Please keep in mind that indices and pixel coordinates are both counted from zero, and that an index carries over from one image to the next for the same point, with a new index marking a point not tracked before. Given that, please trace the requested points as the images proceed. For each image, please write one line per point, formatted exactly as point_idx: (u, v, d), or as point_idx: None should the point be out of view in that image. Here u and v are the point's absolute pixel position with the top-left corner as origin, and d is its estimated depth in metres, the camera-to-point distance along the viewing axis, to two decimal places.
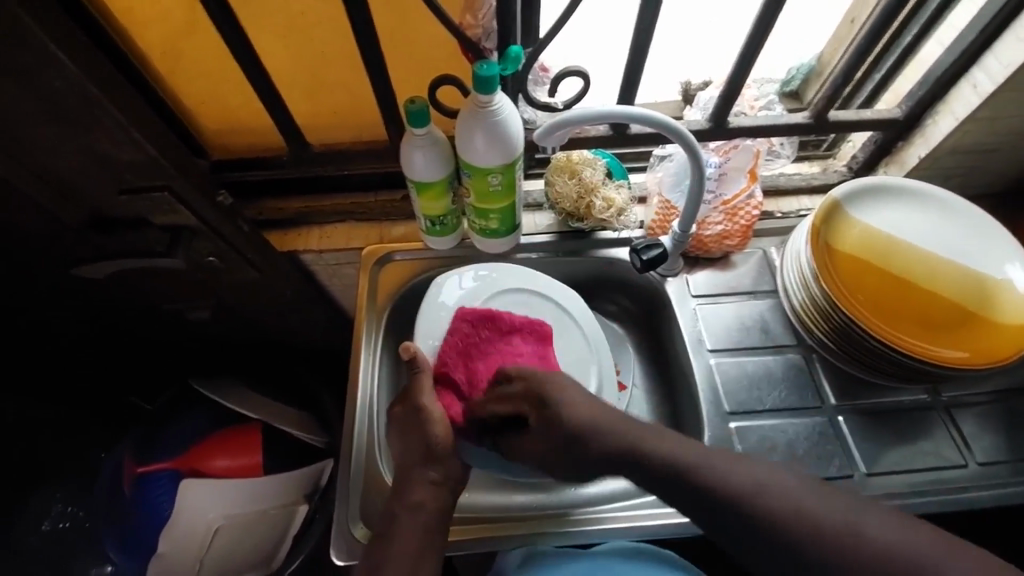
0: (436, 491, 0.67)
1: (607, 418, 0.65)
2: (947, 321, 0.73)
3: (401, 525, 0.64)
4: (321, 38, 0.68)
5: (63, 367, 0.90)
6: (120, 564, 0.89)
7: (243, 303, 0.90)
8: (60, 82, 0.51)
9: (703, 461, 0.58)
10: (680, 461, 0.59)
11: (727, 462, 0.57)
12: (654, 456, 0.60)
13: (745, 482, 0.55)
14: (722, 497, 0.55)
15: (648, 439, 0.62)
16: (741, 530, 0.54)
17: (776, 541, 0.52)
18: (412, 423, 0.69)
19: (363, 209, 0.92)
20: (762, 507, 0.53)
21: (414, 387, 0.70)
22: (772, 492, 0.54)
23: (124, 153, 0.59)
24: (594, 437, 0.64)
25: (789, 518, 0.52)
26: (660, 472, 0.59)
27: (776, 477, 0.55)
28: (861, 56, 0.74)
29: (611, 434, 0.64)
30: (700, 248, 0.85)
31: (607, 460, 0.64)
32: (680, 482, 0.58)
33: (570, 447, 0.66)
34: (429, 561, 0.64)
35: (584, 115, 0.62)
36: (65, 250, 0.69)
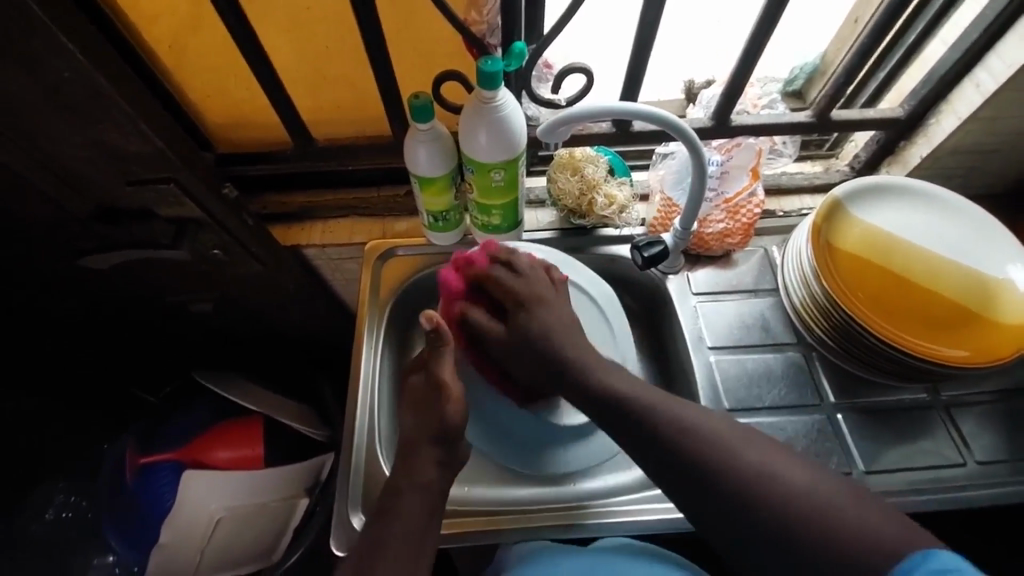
0: (442, 472, 0.67)
1: (568, 336, 0.68)
2: (948, 319, 0.73)
3: (404, 505, 0.64)
4: (326, 33, 0.69)
5: (69, 357, 0.91)
6: (122, 553, 0.90)
7: (246, 297, 0.90)
8: (70, 73, 0.51)
9: (642, 395, 0.61)
10: (620, 391, 0.62)
11: (660, 397, 0.61)
12: (596, 379, 0.64)
13: (675, 417, 0.59)
14: (653, 428, 0.58)
15: (591, 364, 0.66)
16: (663, 459, 0.57)
17: (692, 469, 0.55)
18: (427, 400, 0.69)
19: (366, 204, 0.92)
20: (687, 442, 0.56)
21: (435, 364, 0.69)
22: (698, 428, 0.57)
23: (132, 144, 0.59)
24: (558, 346, 0.67)
25: (706, 450, 0.55)
26: (600, 395, 0.63)
27: (703, 416, 0.59)
28: (864, 54, 0.75)
29: (566, 348, 0.67)
30: (701, 246, 0.86)
31: (560, 367, 0.66)
32: (629, 417, 0.60)
33: (536, 355, 0.68)
34: (429, 543, 0.64)
35: (586, 111, 0.62)
36: (71, 240, 0.70)
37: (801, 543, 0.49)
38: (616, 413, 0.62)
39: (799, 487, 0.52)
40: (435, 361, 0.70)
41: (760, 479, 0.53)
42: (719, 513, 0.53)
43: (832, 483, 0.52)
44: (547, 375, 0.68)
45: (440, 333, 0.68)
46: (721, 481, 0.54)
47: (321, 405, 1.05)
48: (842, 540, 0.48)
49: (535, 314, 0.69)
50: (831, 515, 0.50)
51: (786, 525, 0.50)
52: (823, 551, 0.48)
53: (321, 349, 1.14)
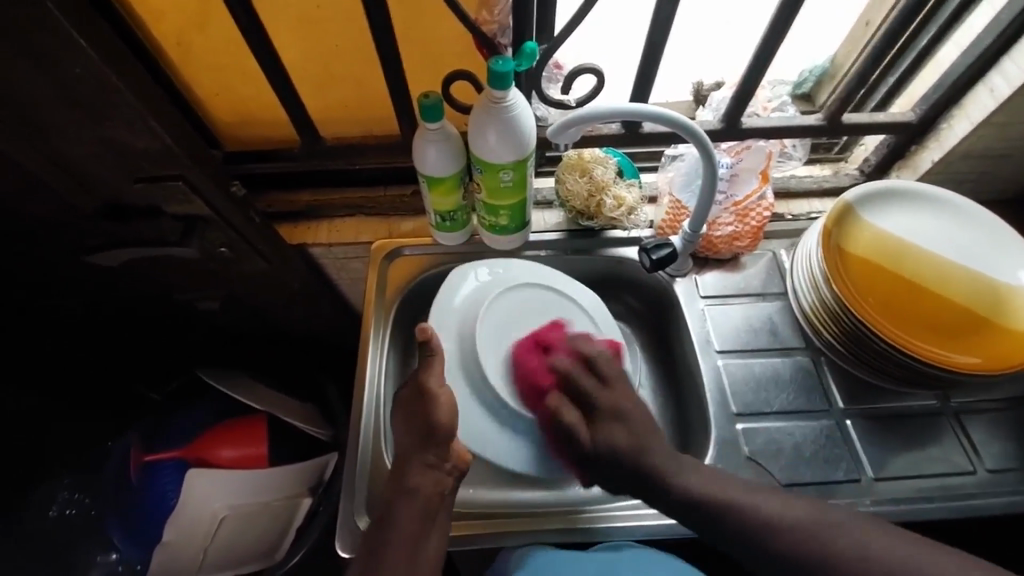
0: (434, 476, 0.66)
1: (651, 439, 0.70)
2: (958, 326, 0.73)
3: (398, 511, 0.65)
4: (335, 31, 0.69)
5: (73, 355, 0.91)
6: (125, 551, 0.90)
7: (251, 295, 0.90)
8: (80, 69, 0.51)
9: (726, 491, 0.64)
10: (700, 491, 0.65)
11: (747, 490, 0.64)
12: (678, 485, 0.66)
13: (762, 511, 0.62)
14: (743, 525, 0.62)
15: (674, 470, 0.67)
16: (756, 550, 0.61)
17: (790, 562, 0.59)
18: (415, 405, 0.69)
19: (372, 203, 0.92)
20: (785, 538, 0.60)
21: (421, 372, 0.69)
22: (792, 520, 0.61)
23: (141, 140, 0.59)
24: (640, 455, 0.69)
25: (806, 541, 0.59)
26: (684, 501, 0.65)
27: (784, 504, 0.62)
28: (877, 59, 0.74)
29: (651, 451, 0.69)
30: (710, 249, 0.85)
31: (639, 479, 0.68)
32: (719, 517, 0.63)
33: (607, 466, 0.70)
34: (428, 546, 0.65)
35: (596, 112, 0.62)
36: (78, 237, 0.70)
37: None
38: (704, 518, 0.64)
39: (900, 557, 0.56)
40: (428, 377, 0.68)
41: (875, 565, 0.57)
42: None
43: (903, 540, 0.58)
44: (618, 483, 0.70)
45: (432, 345, 0.68)
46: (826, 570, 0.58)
47: (325, 404, 1.04)
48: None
49: (607, 428, 0.71)
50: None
51: None
52: None
53: (324, 348, 1.14)
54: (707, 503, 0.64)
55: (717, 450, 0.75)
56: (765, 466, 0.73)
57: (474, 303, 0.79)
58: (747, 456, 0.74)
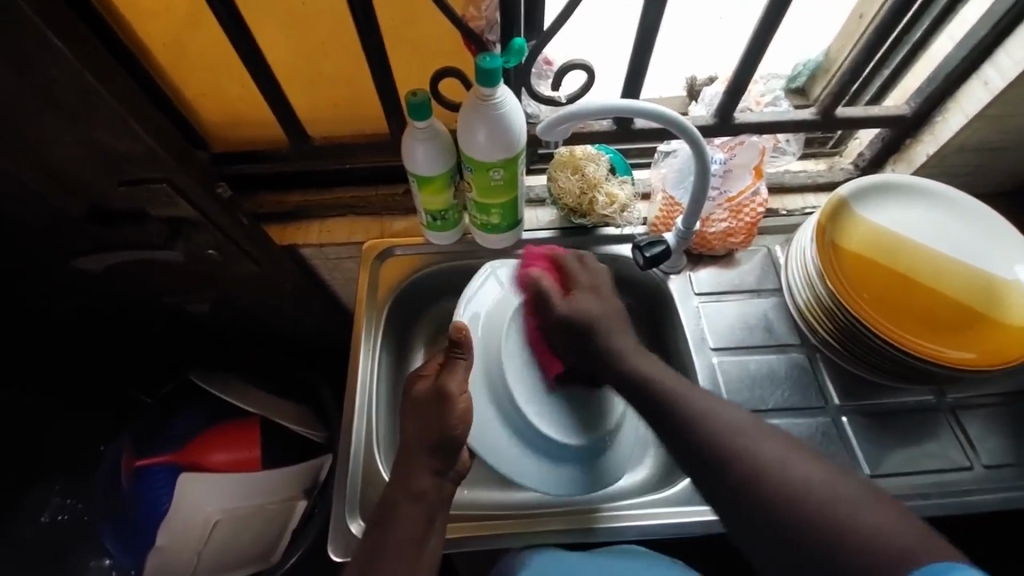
0: (437, 482, 0.66)
1: (616, 323, 0.72)
2: (953, 321, 0.72)
3: (398, 515, 0.64)
4: (322, 30, 0.68)
5: (62, 359, 0.90)
6: (117, 556, 0.89)
7: (242, 297, 0.89)
8: (58, 70, 0.50)
9: (666, 380, 0.65)
10: (652, 375, 0.66)
11: (691, 389, 0.64)
12: (629, 364, 0.68)
13: (695, 403, 0.62)
14: (669, 411, 0.62)
15: (630, 351, 0.69)
16: (677, 437, 0.61)
17: (705, 456, 0.58)
18: (428, 410, 0.67)
19: (362, 202, 0.91)
20: (703, 428, 0.59)
21: (444, 376, 0.67)
22: (716, 412, 0.60)
23: (123, 143, 0.58)
24: (598, 326, 0.71)
25: (725, 437, 0.58)
26: (631, 379, 0.67)
27: (708, 400, 0.62)
28: (870, 52, 0.73)
29: (617, 326, 0.72)
30: (703, 246, 0.84)
31: (598, 350, 0.71)
32: (657, 402, 0.64)
33: (574, 331, 0.72)
34: (426, 551, 0.64)
35: (588, 108, 0.61)
36: (63, 240, 0.69)
37: (835, 556, 0.48)
38: (654, 403, 0.64)
39: (811, 484, 0.53)
40: (449, 377, 0.67)
41: (782, 470, 0.54)
42: (725, 499, 0.56)
43: (815, 467, 0.54)
44: (589, 358, 0.72)
45: (464, 346, 0.68)
46: (735, 471, 0.56)
47: (319, 405, 1.04)
48: (840, 534, 0.49)
49: (583, 299, 0.73)
50: (843, 512, 0.50)
51: (816, 536, 0.50)
52: (838, 546, 0.48)
53: (319, 349, 1.13)
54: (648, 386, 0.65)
55: None
56: None
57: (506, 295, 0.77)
58: None
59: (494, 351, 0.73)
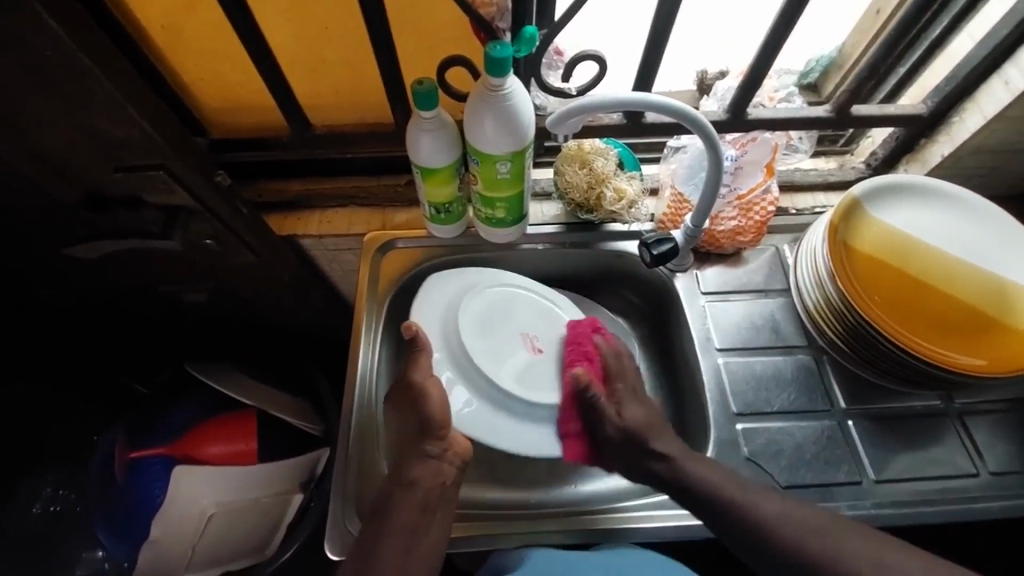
0: (435, 467, 0.64)
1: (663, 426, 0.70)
2: (964, 327, 0.71)
3: (396, 504, 0.63)
4: (327, 14, 0.65)
5: (55, 348, 0.88)
6: (110, 548, 0.88)
7: (239, 287, 0.87)
8: (51, 52, 0.48)
9: (731, 486, 0.64)
10: (707, 480, 0.64)
11: (753, 492, 0.63)
12: (689, 474, 0.65)
13: (763, 511, 0.61)
14: (742, 521, 0.62)
15: (684, 457, 0.67)
16: (754, 548, 0.61)
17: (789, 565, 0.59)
18: (405, 401, 0.68)
19: (364, 193, 0.89)
20: (782, 538, 0.60)
21: (409, 369, 0.68)
22: (791, 520, 0.60)
23: (120, 129, 0.56)
24: (651, 435, 0.68)
25: (809, 543, 0.59)
26: (693, 489, 0.64)
27: (775, 503, 0.62)
28: (889, 49, 0.72)
29: (666, 432, 0.69)
30: (712, 244, 0.83)
31: (645, 457, 0.68)
32: (724, 512, 0.62)
33: (625, 438, 0.69)
34: (424, 541, 0.62)
35: (600, 102, 0.59)
36: (56, 227, 0.67)
37: None
38: (712, 510, 0.63)
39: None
40: (415, 370, 0.68)
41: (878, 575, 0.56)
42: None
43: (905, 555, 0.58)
44: (632, 463, 0.69)
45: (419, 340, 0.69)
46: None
47: (317, 398, 1.02)
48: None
49: (629, 406, 0.70)
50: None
51: None
52: None
53: (317, 341, 1.12)
54: (710, 495, 0.63)
55: (715, 450, 0.73)
56: (763, 466, 0.72)
57: (461, 287, 0.79)
58: (747, 456, 0.72)
59: (452, 327, 0.74)
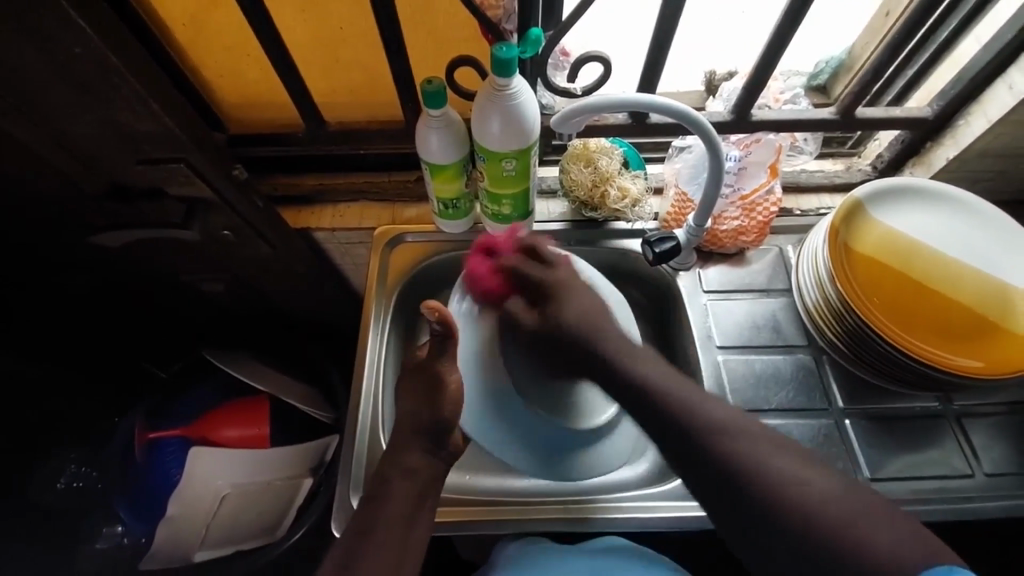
0: (429, 460, 0.67)
1: (567, 310, 0.71)
2: (965, 332, 0.71)
3: (392, 489, 0.64)
4: (340, 15, 0.68)
5: (77, 332, 0.92)
6: (130, 524, 0.92)
7: (255, 277, 0.91)
8: (81, 51, 0.51)
9: (664, 381, 0.61)
10: (632, 362, 0.64)
11: (694, 390, 0.59)
12: (621, 364, 0.64)
13: (706, 410, 0.57)
14: (675, 413, 0.58)
15: (620, 354, 0.65)
16: (687, 450, 0.56)
17: (713, 468, 0.54)
18: (422, 390, 0.69)
19: (375, 188, 0.92)
20: (701, 433, 0.55)
21: (439, 360, 0.70)
22: (725, 420, 0.56)
23: (144, 124, 0.59)
24: (590, 333, 0.68)
25: (733, 442, 0.54)
26: (633, 385, 0.62)
27: (711, 402, 0.58)
28: (893, 51, 0.72)
29: (597, 326, 0.69)
30: (714, 243, 0.84)
31: (574, 351, 0.69)
32: (657, 408, 0.59)
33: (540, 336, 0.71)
34: (419, 527, 0.64)
35: (603, 101, 0.61)
36: (83, 215, 0.71)
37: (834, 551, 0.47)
38: (637, 402, 0.61)
39: (830, 497, 0.50)
40: (439, 360, 0.70)
41: (799, 483, 0.51)
42: (739, 521, 0.52)
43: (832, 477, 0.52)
44: (559, 359, 0.71)
45: (445, 321, 0.67)
46: (751, 480, 0.52)
47: (328, 387, 1.06)
48: (865, 556, 0.46)
49: (563, 303, 0.71)
50: (860, 528, 0.48)
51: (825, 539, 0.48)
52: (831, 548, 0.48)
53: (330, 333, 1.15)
54: (635, 386, 0.62)
55: None
56: None
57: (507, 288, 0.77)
58: None
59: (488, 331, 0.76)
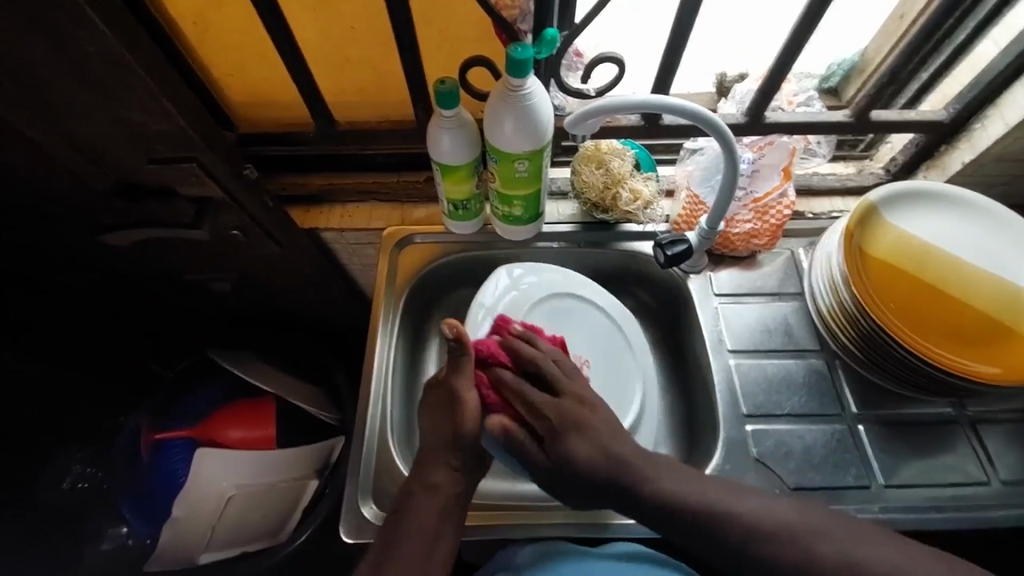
0: (456, 477, 0.63)
1: (580, 445, 0.59)
2: (980, 337, 0.71)
3: (415, 504, 0.62)
4: (353, 14, 0.67)
5: (83, 331, 0.92)
6: (134, 524, 0.92)
7: (262, 277, 0.90)
8: (95, 48, 0.50)
9: (701, 496, 0.59)
10: (671, 495, 0.58)
11: (729, 492, 0.59)
12: (652, 489, 0.59)
13: (741, 516, 0.57)
14: (716, 529, 0.57)
15: (653, 473, 0.60)
16: (729, 551, 0.57)
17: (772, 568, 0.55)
18: (440, 403, 0.64)
19: (384, 188, 0.91)
20: (752, 536, 0.57)
21: (452, 374, 0.63)
22: (775, 521, 0.57)
23: (157, 122, 0.58)
24: (616, 469, 0.59)
25: (782, 543, 0.56)
26: (663, 507, 0.58)
27: (767, 501, 0.59)
28: (910, 55, 0.71)
29: (618, 459, 0.60)
30: (726, 246, 0.83)
31: (591, 489, 0.59)
32: (696, 527, 0.57)
33: (545, 475, 0.62)
34: (443, 544, 0.61)
35: (620, 103, 0.60)
36: (93, 213, 0.70)
37: None
38: (670, 525, 0.58)
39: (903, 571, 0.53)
40: (456, 375, 0.63)
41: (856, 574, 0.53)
42: None
43: (876, 548, 0.55)
44: (574, 489, 0.61)
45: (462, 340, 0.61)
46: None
47: (333, 388, 1.05)
48: None
49: (572, 439, 0.60)
50: None
51: None
52: None
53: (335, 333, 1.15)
54: (670, 512, 0.58)
55: (724, 450, 0.74)
56: (772, 467, 0.72)
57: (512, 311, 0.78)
58: (756, 458, 0.73)
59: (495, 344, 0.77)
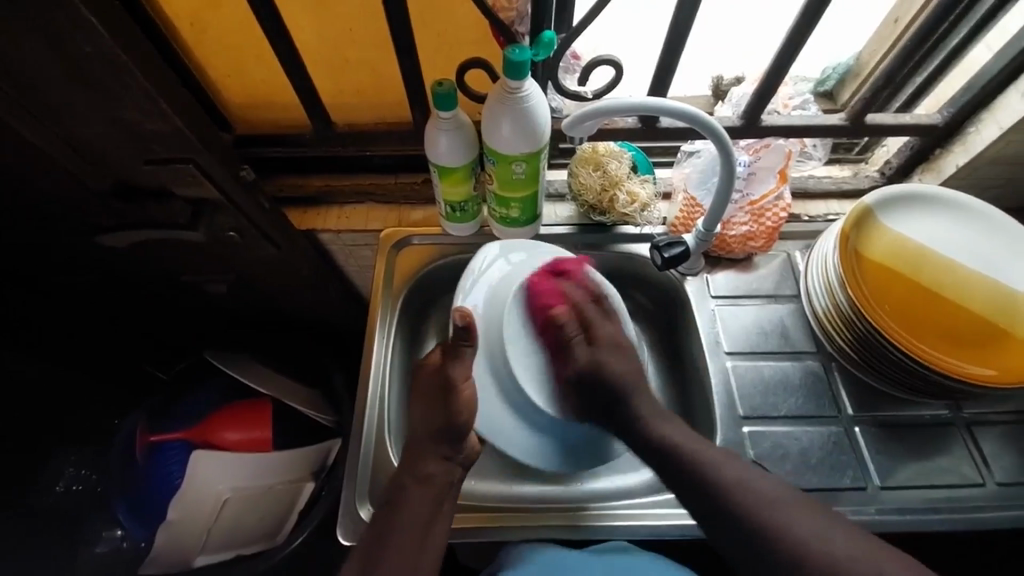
0: (446, 466, 0.68)
1: (620, 363, 0.73)
2: (975, 338, 0.71)
3: (408, 497, 0.65)
4: (351, 16, 0.67)
5: (78, 332, 0.91)
6: (129, 528, 0.91)
7: (259, 278, 0.90)
8: (92, 49, 0.50)
9: (697, 450, 0.65)
10: (679, 441, 0.66)
11: (719, 454, 0.64)
12: (658, 433, 0.68)
13: (730, 473, 0.62)
14: (705, 483, 0.62)
15: (655, 417, 0.70)
16: (715, 511, 0.61)
17: (753, 543, 0.58)
18: (436, 397, 0.69)
19: (383, 190, 0.91)
20: (736, 501, 0.60)
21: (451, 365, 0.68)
22: (761, 493, 0.60)
23: (154, 123, 0.58)
24: (635, 394, 0.72)
25: (763, 518, 0.58)
26: (664, 450, 0.66)
27: (758, 482, 0.61)
28: (904, 60, 0.72)
29: (643, 385, 0.73)
30: (722, 248, 0.84)
31: (621, 405, 0.71)
32: (691, 475, 0.63)
33: (584, 384, 0.73)
34: (434, 530, 0.66)
35: (617, 105, 0.60)
36: (88, 214, 0.70)
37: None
38: (669, 469, 0.65)
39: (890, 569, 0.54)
40: (453, 363, 0.69)
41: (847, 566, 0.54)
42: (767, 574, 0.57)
43: (850, 539, 0.56)
44: (602, 406, 0.73)
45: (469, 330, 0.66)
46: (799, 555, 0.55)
47: (329, 390, 1.05)
48: None
49: (611, 357, 0.74)
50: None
51: None
52: None
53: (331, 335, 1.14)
54: (674, 455, 0.65)
55: None
56: (769, 468, 0.73)
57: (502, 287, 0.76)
58: (752, 459, 0.73)
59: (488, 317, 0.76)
